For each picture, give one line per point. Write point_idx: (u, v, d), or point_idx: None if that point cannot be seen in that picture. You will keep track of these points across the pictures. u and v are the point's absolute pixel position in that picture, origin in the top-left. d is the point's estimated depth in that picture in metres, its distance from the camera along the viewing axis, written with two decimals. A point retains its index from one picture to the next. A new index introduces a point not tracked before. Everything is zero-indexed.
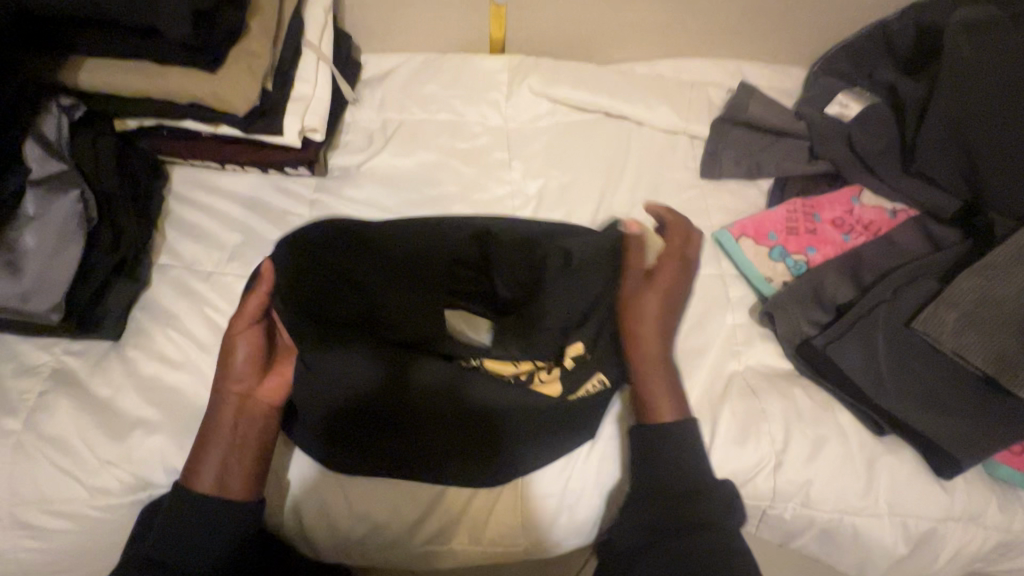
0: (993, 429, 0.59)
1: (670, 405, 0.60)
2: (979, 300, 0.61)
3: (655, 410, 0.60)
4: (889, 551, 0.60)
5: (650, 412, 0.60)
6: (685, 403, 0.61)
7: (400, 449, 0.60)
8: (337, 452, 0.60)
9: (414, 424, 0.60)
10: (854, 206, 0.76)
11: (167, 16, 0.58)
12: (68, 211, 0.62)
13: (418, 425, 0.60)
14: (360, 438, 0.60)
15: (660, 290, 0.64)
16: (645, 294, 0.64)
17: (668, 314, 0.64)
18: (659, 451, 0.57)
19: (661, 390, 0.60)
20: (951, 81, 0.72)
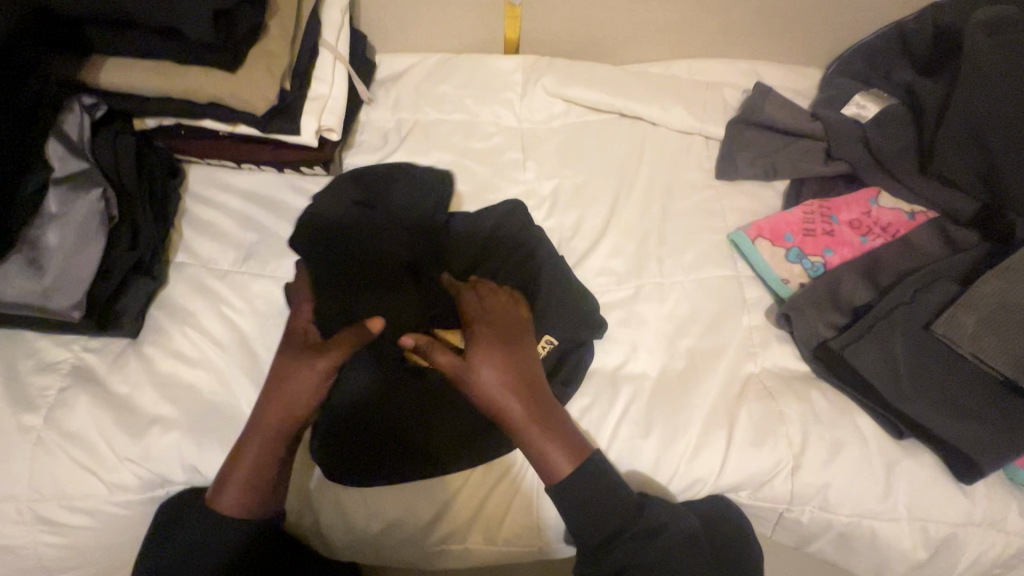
0: (1015, 433, 0.58)
1: (559, 456, 0.56)
2: (1001, 303, 0.60)
3: (553, 462, 0.56)
4: (908, 556, 0.60)
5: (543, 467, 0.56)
6: (581, 445, 0.57)
7: (390, 446, 0.60)
8: (329, 446, 0.60)
9: (403, 420, 0.61)
10: (871, 207, 0.75)
11: (188, 15, 0.59)
12: (90, 209, 0.62)
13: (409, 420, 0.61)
14: (353, 442, 0.60)
15: (502, 355, 0.57)
16: (480, 361, 0.56)
17: (513, 369, 0.57)
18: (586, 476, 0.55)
19: (545, 442, 0.56)
20: (971, 82, 0.71)
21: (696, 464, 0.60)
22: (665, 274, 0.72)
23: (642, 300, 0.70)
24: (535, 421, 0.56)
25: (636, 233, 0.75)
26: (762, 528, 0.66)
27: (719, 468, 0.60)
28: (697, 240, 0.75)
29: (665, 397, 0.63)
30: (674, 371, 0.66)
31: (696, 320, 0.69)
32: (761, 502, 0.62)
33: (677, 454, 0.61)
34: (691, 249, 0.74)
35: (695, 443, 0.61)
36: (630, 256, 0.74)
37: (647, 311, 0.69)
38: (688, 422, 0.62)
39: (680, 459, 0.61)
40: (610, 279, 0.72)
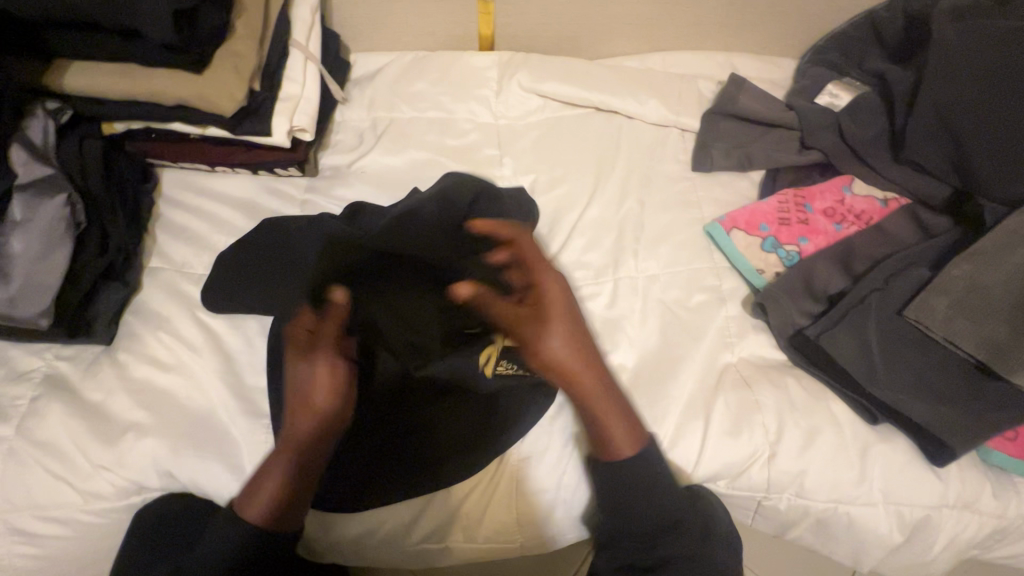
0: (986, 416, 0.58)
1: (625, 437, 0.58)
2: (970, 287, 0.60)
3: (615, 444, 0.58)
4: (884, 541, 0.60)
5: (608, 446, 0.58)
6: (642, 431, 0.59)
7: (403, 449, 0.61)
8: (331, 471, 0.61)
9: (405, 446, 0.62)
10: (845, 195, 0.75)
11: (147, 17, 0.58)
12: (55, 215, 0.61)
13: (415, 413, 0.63)
14: (367, 445, 0.62)
15: (563, 325, 0.59)
16: (549, 335, 0.59)
17: (581, 345, 0.60)
18: (625, 485, 0.57)
19: (612, 419, 0.58)
20: (940, 68, 0.71)
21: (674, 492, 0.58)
22: (642, 267, 0.72)
23: (616, 294, 0.70)
24: (619, 410, 0.59)
25: (613, 226, 0.75)
26: (742, 518, 0.66)
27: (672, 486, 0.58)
28: (674, 232, 0.75)
29: (641, 389, 0.64)
30: (651, 363, 0.66)
31: (675, 313, 0.69)
32: (740, 491, 0.62)
33: None
34: (668, 242, 0.74)
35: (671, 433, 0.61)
36: (607, 249, 0.73)
37: (622, 305, 0.69)
38: (665, 413, 0.62)
39: (661, 485, 0.57)
40: (587, 272, 0.72)
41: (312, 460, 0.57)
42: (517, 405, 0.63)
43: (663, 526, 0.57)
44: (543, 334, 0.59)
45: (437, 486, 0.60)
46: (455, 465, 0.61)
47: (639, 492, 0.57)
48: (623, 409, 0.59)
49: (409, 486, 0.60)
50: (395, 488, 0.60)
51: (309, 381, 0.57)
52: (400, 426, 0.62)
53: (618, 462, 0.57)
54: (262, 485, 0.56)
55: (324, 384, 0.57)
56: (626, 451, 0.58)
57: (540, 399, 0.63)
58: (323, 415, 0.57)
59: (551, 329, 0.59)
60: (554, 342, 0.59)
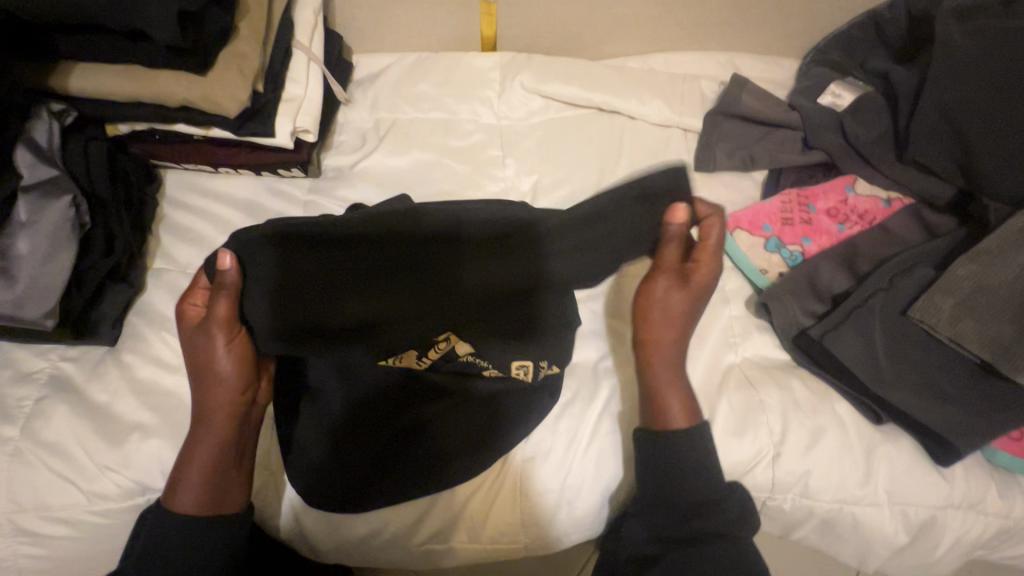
0: (992, 416, 0.58)
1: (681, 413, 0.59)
2: (976, 287, 0.60)
3: (669, 415, 0.58)
4: (889, 540, 0.60)
5: (663, 415, 0.59)
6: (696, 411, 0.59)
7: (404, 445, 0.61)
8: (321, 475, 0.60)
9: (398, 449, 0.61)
10: (848, 195, 0.75)
11: (153, 19, 0.58)
12: (61, 216, 0.61)
13: (413, 411, 0.62)
14: (359, 448, 0.61)
15: (685, 290, 0.61)
16: (672, 291, 0.61)
17: (690, 311, 0.61)
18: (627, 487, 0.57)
19: (668, 391, 0.59)
20: (945, 67, 0.71)
21: (718, 472, 0.57)
22: None
23: (620, 294, 0.70)
24: (683, 386, 0.60)
25: None
26: None
27: (715, 473, 0.57)
28: None
29: None
30: None
31: None
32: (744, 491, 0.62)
33: None
34: None
35: None
36: None
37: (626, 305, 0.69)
38: None
39: (703, 469, 0.57)
40: None
41: (229, 440, 0.58)
42: (523, 406, 0.62)
43: (705, 507, 0.55)
44: (672, 293, 0.61)
45: (439, 487, 0.60)
46: (459, 466, 0.61)
47: (683, 471, 0.56)
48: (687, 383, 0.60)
49: (414, 487, 0.60)
50: (399, 489, 0.60)
51: (210, 359, 0.56)
52: (389, 427, 0.61)
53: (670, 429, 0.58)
54: (188, 476, 0.56)
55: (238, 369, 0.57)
56: (677, 424, 0.58)
57: (542, 400, 0.63)
58: (229, 392, 0.57)
59: (674, 287, 0.61)
60: (670, 300, 0.61)
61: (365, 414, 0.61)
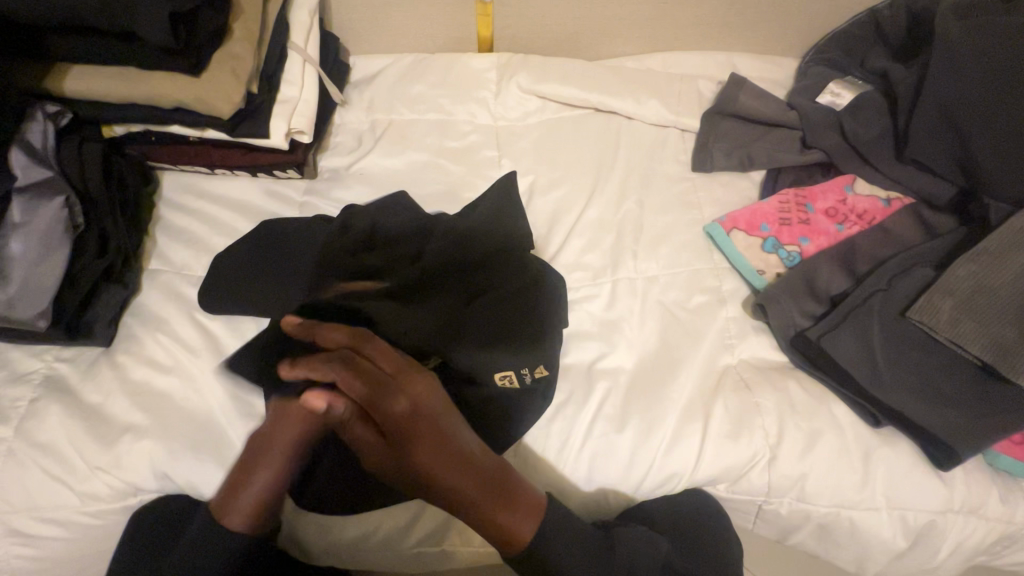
0: (993, 420, 0.57)
1: (526, 521, 0.53)
2: (975, 288, 0.59)
3: (515, 531, 0.53)
4: (888, 546, 0.59)
5: (509, 535, 0.53)
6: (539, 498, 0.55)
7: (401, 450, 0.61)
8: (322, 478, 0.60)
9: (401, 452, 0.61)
10: (847, 195, 0.74)
11: (145, 20, 0.58)
12: (53, 218, 0.62)
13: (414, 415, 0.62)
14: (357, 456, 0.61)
15: (407, 398, 0.53)
16: (394, 400, 0.53)
17: (436, 435, 0.54)
18: None
19: (507, 510, 0.53)
20: (944, 66, 0.70)
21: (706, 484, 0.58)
22: (641, 268, 0.72)
23: (615, 295, 0.69)
24: (493, 487, 0.54)
25: (612, 227, 0.75)
26: (743, 523, 0.65)
27: None
28: (674, 233, 0.74)
29: (640, 392, 0.63)
30: (649, 365, 0.65)
31: (674, 315, 0.68)
32: (740, 495, 0.61)
33: (652, 449, 0.60)
34: (667, 243, 0.73)
35: (671, 436, 0.60)
36: (606, 250, 0.73)
37: (621, 306, 0.69)
38: (663, 416, 0.61)
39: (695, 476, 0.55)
40: (585, 274, 0.71)
41: (287, 472, 0.57)
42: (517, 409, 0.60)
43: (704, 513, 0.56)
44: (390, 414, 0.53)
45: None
46: None
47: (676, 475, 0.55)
48: (519, 492, 0.54)
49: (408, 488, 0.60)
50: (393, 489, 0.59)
51: (324, 398, 0.53)
52: None
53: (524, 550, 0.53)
54: (252, 498, 0.55)
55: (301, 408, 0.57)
56: (528, 533, 0.53)
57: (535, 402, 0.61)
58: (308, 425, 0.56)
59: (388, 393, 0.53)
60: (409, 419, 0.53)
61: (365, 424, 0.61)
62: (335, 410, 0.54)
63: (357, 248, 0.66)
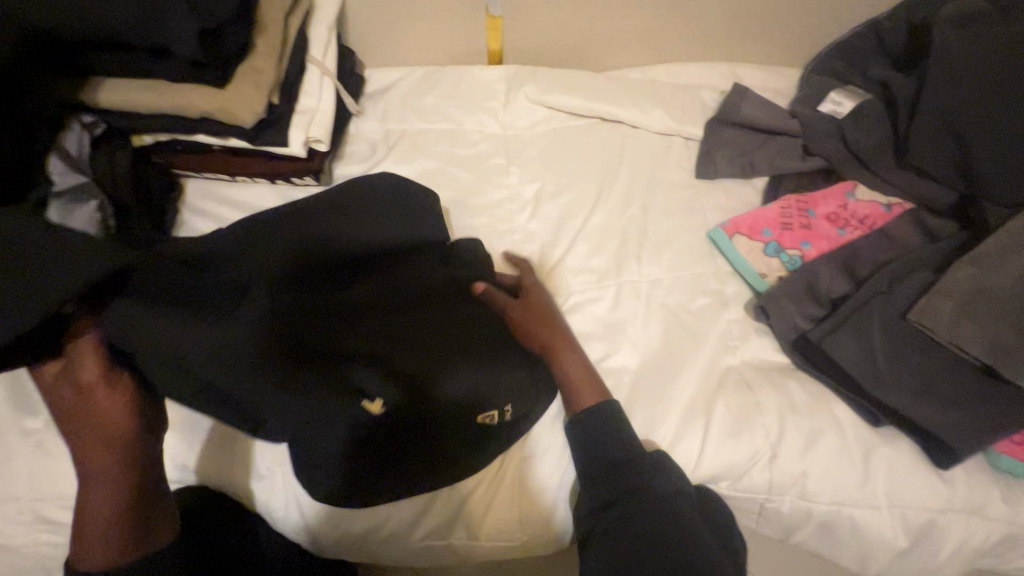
0: (993, 420, 0.58)
1: (588, 387, 0.62)
2: (974, 290, 0.60)
3: (576, 392, 0.62)
4: (889, 545, 0.59)
5: (571, 398, 0.62)
6: (602, 382, 0.63)
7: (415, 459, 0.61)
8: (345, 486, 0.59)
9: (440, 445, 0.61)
10: (848, 201, 0.76)
11: (176, 37, 0.62)
12: (89, 217, 0.67)
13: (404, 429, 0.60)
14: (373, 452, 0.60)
15: (528, 306, 0.66)
16: (517, 308, 0.66)
17: (555, 329, 0.65)
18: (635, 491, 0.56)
19: (574, 371, 0.63)
20: (942, 74, 0.72)
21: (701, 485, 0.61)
22: (645, 271, 0.73)
23: (619, 297, 0.71)
24: (579, 363, 0.63)
25: (617, 232, 0.77)
26: (746, 522, 0.66)
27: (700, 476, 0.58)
28: (677, 238, 0.76)
29: (642, 391, 0.64)
30: (652, 365, 0.66)
31: (677, 316, 0.70)
32: (741, 493, 0.62)
33: (654, 446, 0.62)
34: (671, 247, 0.75)
35: (672, 434, 0.62)
36: (610, 254, 0.75)
37: (625, 308, 0.70)
38: (665, 415, 0.63)
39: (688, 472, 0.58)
40: (590, 277, 0.73)
41: (125, 485, 0.53)
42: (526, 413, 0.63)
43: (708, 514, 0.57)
44: (514, 308, 0.67)
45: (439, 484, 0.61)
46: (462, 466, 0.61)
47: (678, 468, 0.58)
48: (586, 366, 0.63)
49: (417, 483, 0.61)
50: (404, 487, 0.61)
51: (523, 300, 0.67)
52: (408, 444, 0.61)
53: (589, 406, 0.60)
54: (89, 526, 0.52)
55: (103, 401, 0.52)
56: (586, 401, 0.61)
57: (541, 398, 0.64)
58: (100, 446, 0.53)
59: (512, 305, 0.67)
60: (540, 321, 0.66)
61: (359, 442, 0.59)
62: (513, 314, 0.66)
63: (301, 280, 0.59)
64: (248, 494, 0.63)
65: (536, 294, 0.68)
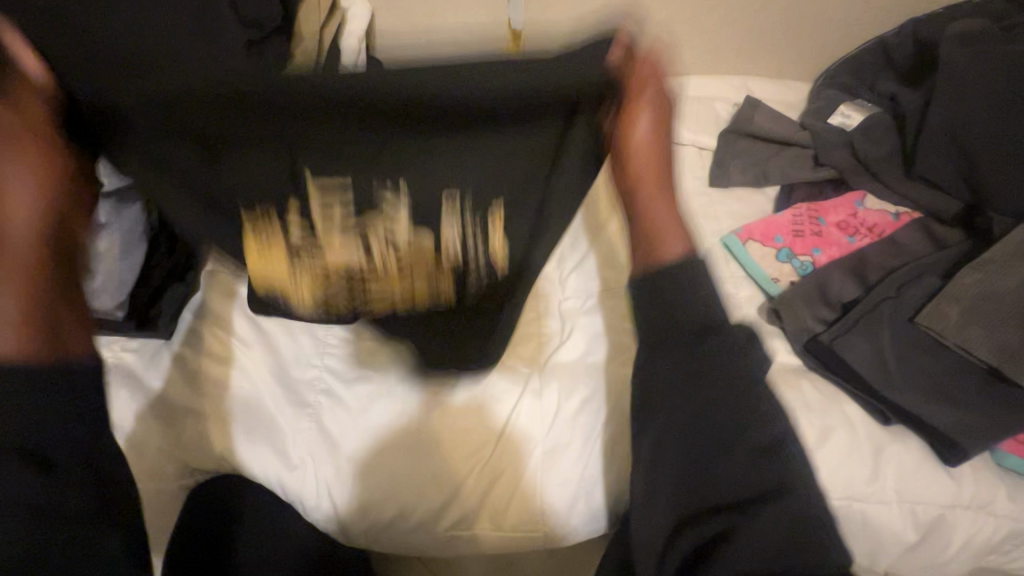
0: (1000, 420, 0.60)
1: (680, 242, 0.56)
2: (980, 294, 0.63)
3: (662, 237, 0.57)
4: (899, 539, 0.62)
5: (654, 249, 0.56)
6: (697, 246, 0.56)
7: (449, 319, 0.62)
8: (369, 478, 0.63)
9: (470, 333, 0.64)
10: (857, 209, 0.79)
11: None
12: (135, 221, 0.68)
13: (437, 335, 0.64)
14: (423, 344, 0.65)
15: (654, 160, 0.59)
16: (635, 118, 0.57)
17: (660, 131, 0.59)
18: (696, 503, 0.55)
19: (659, 203, 0.59)
20: (947, 87, 0.75)
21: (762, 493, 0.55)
22: None
23: None
24: (677, 230, 0.57)
25: None
26: None
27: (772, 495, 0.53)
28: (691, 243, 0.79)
29: None
30: None
31: None
32: None
33: None
34: None
35: None
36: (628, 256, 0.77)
37: None
38: None
39: None
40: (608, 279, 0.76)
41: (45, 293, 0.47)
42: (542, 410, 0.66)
43: None
44: (631, 154, 0.58)
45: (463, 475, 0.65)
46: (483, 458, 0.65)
47: None
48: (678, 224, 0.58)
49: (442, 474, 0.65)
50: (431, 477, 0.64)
51: (656, 123, 0.58)
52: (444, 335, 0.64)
53: (666, 263, 0.54)
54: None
55: (26, 150, 0.49)
56: (679, 250, 0.55)
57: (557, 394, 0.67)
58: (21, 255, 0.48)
59: (642, 111, 0.56)
60: (647, 142, 0.58)
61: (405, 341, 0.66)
62: (641, 126, 0.57)
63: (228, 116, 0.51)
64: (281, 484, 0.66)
65: (654, 100, 0.57)
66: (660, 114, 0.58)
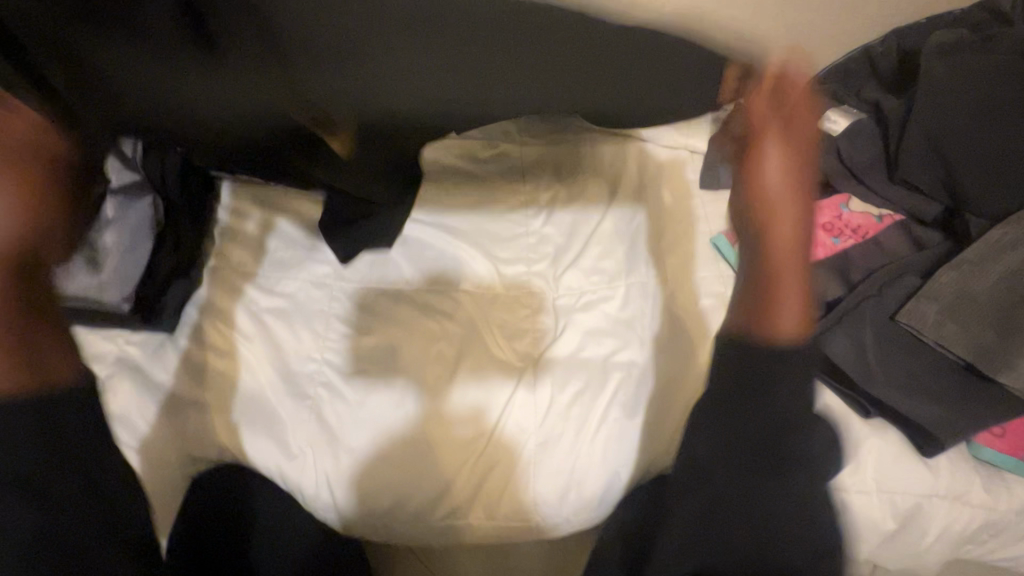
0: (974, 413, 0.63)
1: (793, 316, 0.48)
2: (957, 293, 0.65)
3: (775, 317, 0.49)
4: (878, 527, 0.64)
5: (766, 323, 0.48)
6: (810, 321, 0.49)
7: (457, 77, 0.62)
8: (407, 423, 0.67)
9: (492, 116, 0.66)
10: (843, 211, 0.81)
11: None
12: (143, 215, 0.71)
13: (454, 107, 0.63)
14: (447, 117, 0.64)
15: (790, 158, 0.55)
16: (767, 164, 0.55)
17: (794, 174, 0.55)
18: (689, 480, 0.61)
19: (788, 275, 0.51)
20: (928, 95, 0.78)
21: None
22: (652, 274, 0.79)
23: (628, 297, 0.76)
24: (797, 279, 0.50)
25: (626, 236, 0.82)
26: None
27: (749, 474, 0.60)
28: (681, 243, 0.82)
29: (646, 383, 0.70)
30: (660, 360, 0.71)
31: (682, 316, 0.75)
32: None
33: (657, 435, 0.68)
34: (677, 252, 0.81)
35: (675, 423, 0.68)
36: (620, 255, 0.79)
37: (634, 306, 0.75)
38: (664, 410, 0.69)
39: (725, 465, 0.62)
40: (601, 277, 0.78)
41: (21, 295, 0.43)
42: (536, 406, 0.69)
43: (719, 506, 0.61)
44: (768, 202, 0.54)
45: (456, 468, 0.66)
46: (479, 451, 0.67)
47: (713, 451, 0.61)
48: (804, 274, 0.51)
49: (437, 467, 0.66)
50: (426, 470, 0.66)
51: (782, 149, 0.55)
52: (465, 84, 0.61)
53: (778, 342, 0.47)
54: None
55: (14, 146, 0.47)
56: (788, 325, 0.48)
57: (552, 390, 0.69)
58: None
59: (773, 156, 0.55)
60: (784, 176, 0.54)
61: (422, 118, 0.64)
62: (770, 168, 0.55)
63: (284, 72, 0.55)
64: (281, 475, 0.68)
65: (779, 157, 0.55)
66: (791, 156, 0.55)
